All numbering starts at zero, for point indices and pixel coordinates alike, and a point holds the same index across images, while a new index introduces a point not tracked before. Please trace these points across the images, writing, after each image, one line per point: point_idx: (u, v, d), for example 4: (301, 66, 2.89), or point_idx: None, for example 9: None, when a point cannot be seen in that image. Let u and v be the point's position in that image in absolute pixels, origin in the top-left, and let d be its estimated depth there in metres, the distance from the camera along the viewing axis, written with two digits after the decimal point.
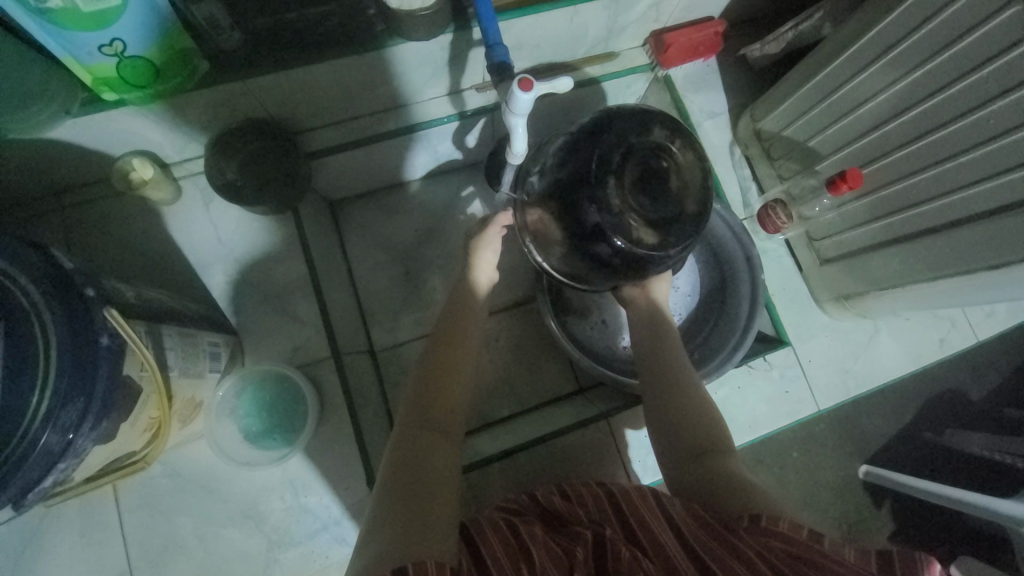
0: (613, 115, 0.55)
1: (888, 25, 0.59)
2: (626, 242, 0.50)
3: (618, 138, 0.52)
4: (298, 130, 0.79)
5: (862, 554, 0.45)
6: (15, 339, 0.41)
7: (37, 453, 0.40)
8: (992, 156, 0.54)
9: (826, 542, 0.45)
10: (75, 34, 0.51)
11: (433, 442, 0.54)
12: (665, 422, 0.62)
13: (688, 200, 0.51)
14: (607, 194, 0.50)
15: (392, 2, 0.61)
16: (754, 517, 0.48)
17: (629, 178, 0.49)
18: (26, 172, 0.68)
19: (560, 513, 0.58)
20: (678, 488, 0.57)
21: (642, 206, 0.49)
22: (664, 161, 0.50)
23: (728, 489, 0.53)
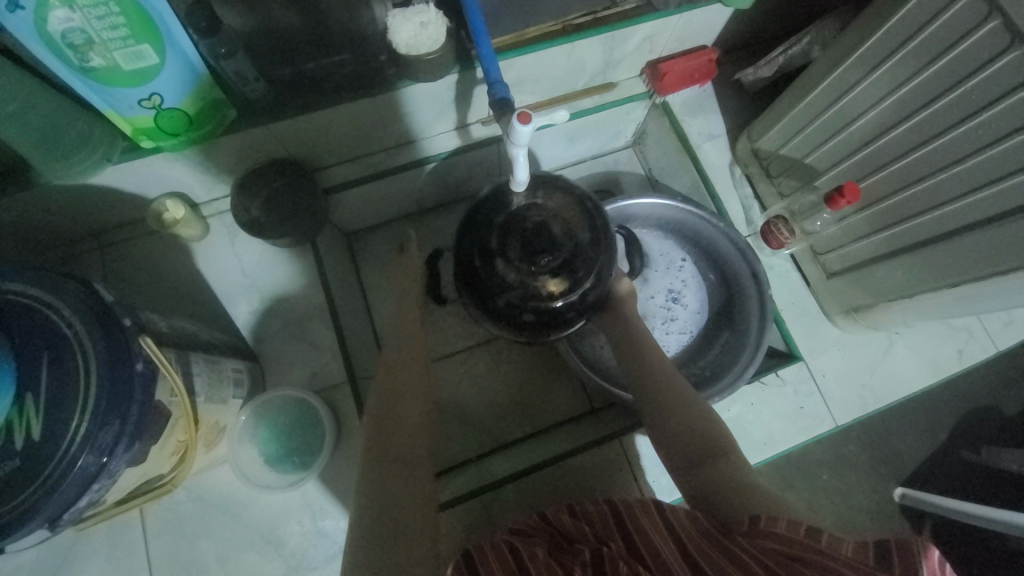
0: (482, 201, 0.67)
1: (871, 46, 0.62)
2: (543, 299, 0.63)
3: (489, 222, 0.65)
4: (317, 168, 0.85)
5: (858, 543, 0.43)
6: (60, 367, 0.44)
7: (75, 472, 0.43)
8: (984, 166, 0.55)
9: (823, 536, 0.44)
10: (119, 90, 0.57)
11: (400, 467, 0.53)
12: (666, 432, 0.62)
13: (575, 235, 0.65)
14: (504, 275, 0.63)
15: (402, 47, 0.66)
16: (754, 519, 0.49)
17: (516, 250, 0.63)
18: (69, 215, 0.74)
19: (568, 533, 0.58)
20: (692, 495, 0.57)
21: (541, 267, 0.63)
22: (533, 219, 0.64)
23: (729, 495, 0.54)
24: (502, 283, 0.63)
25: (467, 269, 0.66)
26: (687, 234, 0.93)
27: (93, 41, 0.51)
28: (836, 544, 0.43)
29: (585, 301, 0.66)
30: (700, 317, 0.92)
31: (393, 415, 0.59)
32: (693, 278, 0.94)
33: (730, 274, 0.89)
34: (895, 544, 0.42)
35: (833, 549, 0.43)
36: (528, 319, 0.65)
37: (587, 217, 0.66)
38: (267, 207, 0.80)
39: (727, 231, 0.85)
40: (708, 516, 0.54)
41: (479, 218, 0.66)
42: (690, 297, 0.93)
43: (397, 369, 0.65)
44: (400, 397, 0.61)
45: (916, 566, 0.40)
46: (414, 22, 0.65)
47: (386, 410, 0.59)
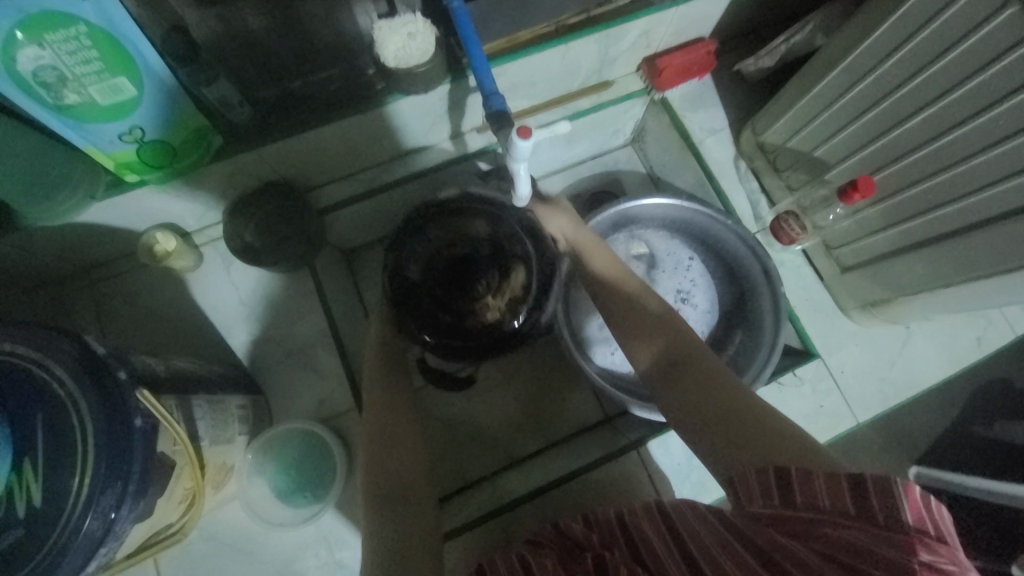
0: (399, 298, 0.69)
1: (881, 34, 0.59)
2: (527, 285, 0.68)
3: (426, 310, 0.69)
4: (310, 188, 0.82)
5: (831, 482, 0.43)
6: (55, 429, 0.42)
7: (78, 540, 0.41)
8: (1008, 156, 0.53)
9: (793, 477, 0.45)
10: (97, 126, 0.55)
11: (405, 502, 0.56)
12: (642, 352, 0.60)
13: (483, 238, 0.71)
14: (485, 318, 0.68)
15: (390, 62, 0.64)
16: (731, 479, 0.49)
17: (455, 295, 0.70)
18: (58, 254, 0.71)
19: (574, 539, 0.58)
20: (689, 409, 0.54)
21: (491, 282, 0.70)
22: (445, 260, 0.72)
23: (727, 423, 0.51)
24: (480, 324, 0.68)
25: (473, 351, 0.67)
26: (693, 233, 0.90)
27: (67, 77, 0.49)
28: (812, 492, 0.44)
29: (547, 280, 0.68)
30: (710, 316, 0.90)
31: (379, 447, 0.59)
32: (703, 278, 0.91)
33: (741, 272, 0.86)
34: (871, 484, 0.42)
35: (811, 499, 0.44)
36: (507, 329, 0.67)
37: (493, 217, 0.70)
38: (261, 233, 0.77)
39: (735, 228, 0.82)
40: (706, 428, 0.52)
41: (414, 312, 0.69)
42: (699, 297, 0.91)
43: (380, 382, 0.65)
44: (385, 432, 0.61)
45: (895, 507, 0.40)
46: (401, 33, 0.63)
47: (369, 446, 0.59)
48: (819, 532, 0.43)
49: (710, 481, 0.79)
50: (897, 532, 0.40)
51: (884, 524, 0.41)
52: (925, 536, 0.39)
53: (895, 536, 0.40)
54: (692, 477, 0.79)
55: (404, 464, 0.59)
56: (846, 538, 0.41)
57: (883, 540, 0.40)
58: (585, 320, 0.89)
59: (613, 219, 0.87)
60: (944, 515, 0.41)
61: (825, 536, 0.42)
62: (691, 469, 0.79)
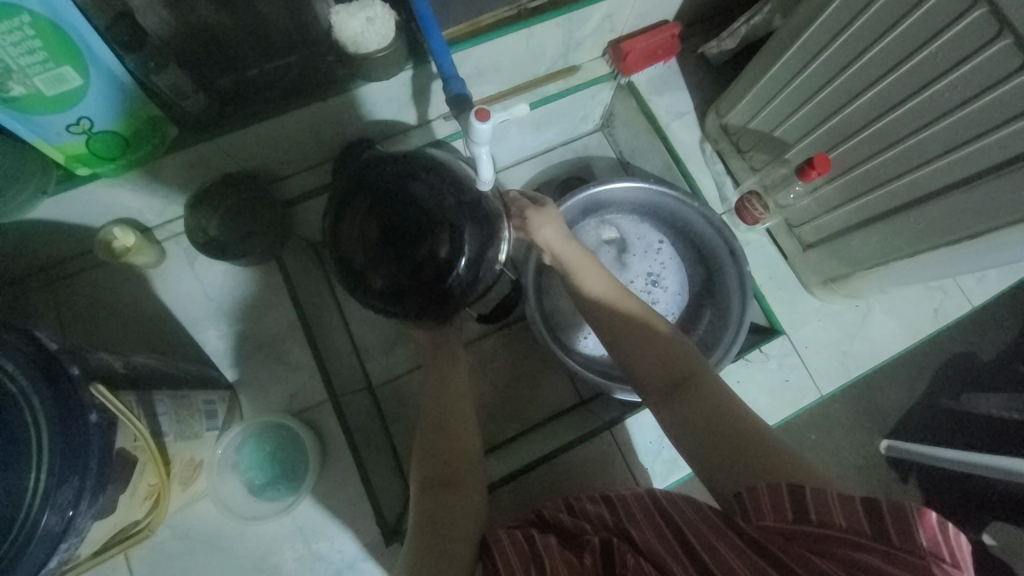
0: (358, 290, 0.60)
1: (832, 13, 0.61)
2: (441, 197, 0.59)
3: (383, 285, 0.58)
4: (275, 180, 0.81)
5: (848, 505, 0.44)
6: (8, 428, 0.41)
7: (38, 537, 0.40)
8: (952, 129, 0.55)
9: (807, 494, 0.46)
10: (43, 118, 0.53)
11: (456, 488, 0.60)
12: (644, 360, 0.60)
13: (376, 189, 0.60)
14: (430, 257, 0.57)
15: (349, 48, 0.63)
16: (738, 494, 0.51)
17: (390, 257, 0.58)
18: (9, 253, 0.69)
19: (566, 526, 0.59)
20: (694, 420, 0.56)
21: (411, 221, 0.58)
22: (362, 229, 0.59)
23: (733, 449, 0.53)
24: (434, 266, 0.57)
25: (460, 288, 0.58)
26: (663, 215, 0.91)
27: (11, 69, 0.47)
28: (827, 510, 0.45)
29: (490, 217, 0.61)
30: (681, 298, 0.91)
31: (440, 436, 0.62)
32: (671, 259, 0.93)
33: (708, 253, 0.88)
34: (886, 506, 0.43)
35: (826, 517, 0.44)
36: (461, 277, 0.58)
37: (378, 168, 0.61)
38: (224, 225, 0.76)
39: (701, 209, 0.84)
40: (708, 441, 0.54)
41: (378, 287, 0.58)
42: (671, 279, 0.92)
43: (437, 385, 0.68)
44: (444, 428, 0.63)
45: (910, 530, 0.42)
46: (359, 18, 0.61)
47: (432, 442, 0.62)
48: (835, 552, 0.43)
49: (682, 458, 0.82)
50: (911, 554, 0.41)
51: (899, 545, 0.42)
52: (941, 562, 0.40)
53: (912, 559, 0.41)
54: (664, 455, 0.81)
55: (453, 467, 0.61)
56: (863, 559, 0.42)
57: (900, 565, 0.41)
58: (556, 304, 0.90)
59: (583, 204, 0.88)
60: (962, 544, 0.42)
61: (841, 557, 0.43)
62: (663, 447, 0.81)
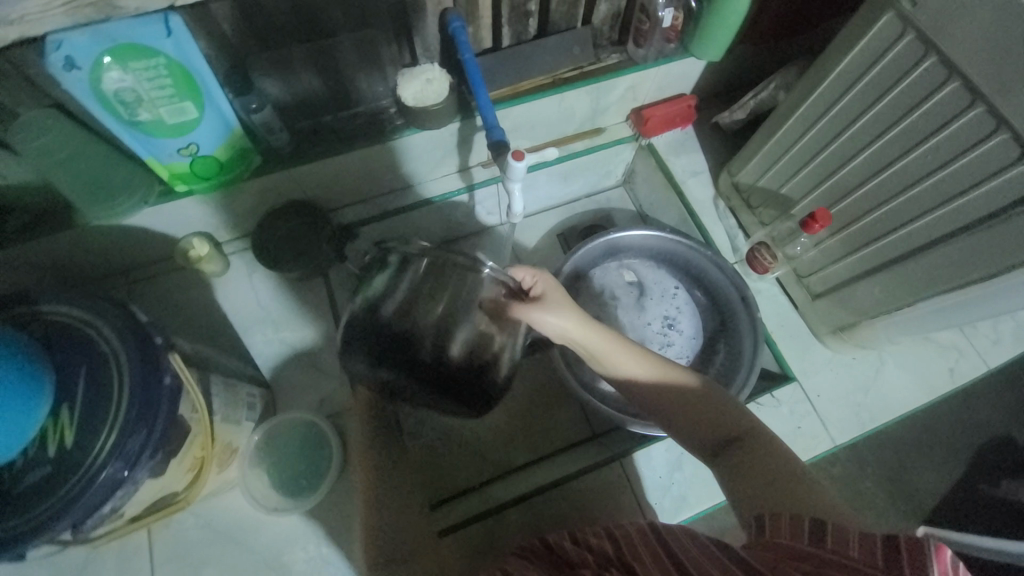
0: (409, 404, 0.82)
1: (827, 87, 0.70)
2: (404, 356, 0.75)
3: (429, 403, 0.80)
4: (330, 209, 0.92)
5: (865, 537, 0.42)
6: (96, 381, 0.48)
7: (102, 479, 0.46)
8: (939, 186, 0.61)
9: (828, 528, 0.44)
10: (162, 141, 0.65)
11: (410, 523, 0.59)
12: (693, 418, 0.60)
13: None
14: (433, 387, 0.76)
15: (409, 101, 0.75)
16: (763, 522, 0.50)
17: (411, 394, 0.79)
18: (105, 253, 0.80)
19: (565, 555, 0.55)
20: (743, 474, 0.55)
21: None
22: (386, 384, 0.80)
23: (779, 495, 0.51)
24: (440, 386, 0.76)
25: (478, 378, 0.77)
26: (678, 262, 0.97)
27: (142, 98, 0.60)
28: (844, 541, 0.42)
29: None
30: (695, 342, 0.94)
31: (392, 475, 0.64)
32: (687, 305, 0.97)
33: (721, 301, 0.93)
34: (902, 540, 0.40)
35: (841, 547, 0.42)
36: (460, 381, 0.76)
37: None
38: (282, 244, 0.86)
39: (714, 257, 0.90)
40: (757, 495, 0.53)
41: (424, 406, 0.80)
42: (685, 323, 0.96)
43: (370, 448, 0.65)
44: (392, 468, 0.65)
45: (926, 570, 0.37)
46: (419, 79, 0.75)
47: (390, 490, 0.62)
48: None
49: (690, 496, 0.80)
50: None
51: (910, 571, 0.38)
52: None
53: None
54: (672, 492, 0.80)
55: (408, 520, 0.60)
56: None
57: None
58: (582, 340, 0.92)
59: (603, 248, 0.96)
60: None
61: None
62: (673, 485, 0.81)
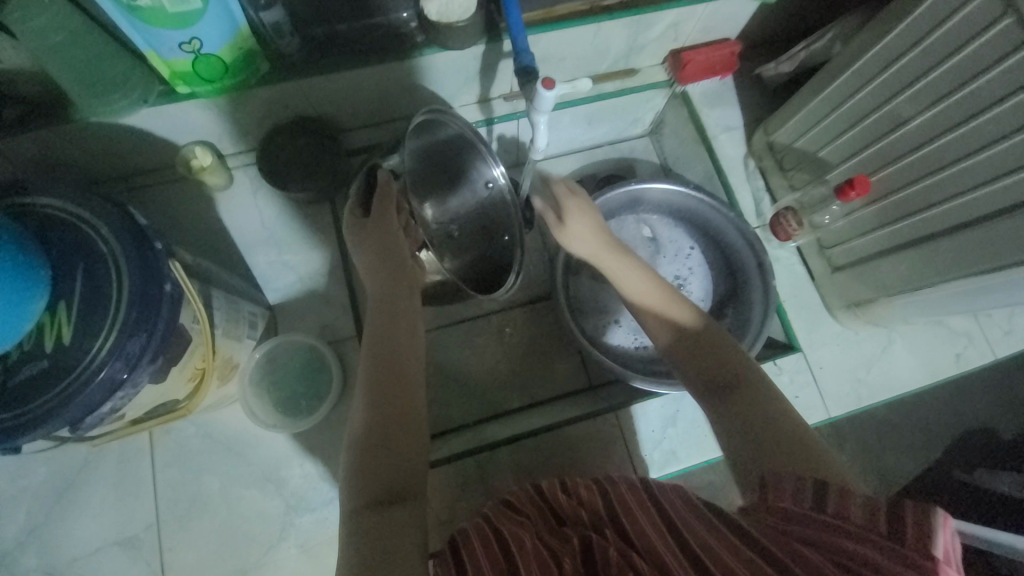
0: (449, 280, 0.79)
1: (890, 41, 0.64)
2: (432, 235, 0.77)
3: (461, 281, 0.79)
4: (341, 130, 0.87)
5: (868, 505, 0.41)
6: (93, 282, 0.47)
7: (100, 379, 0.45)
8: (991, 162, 0.57)
9: (830, 491, 0.43)
10: (162, 32, 0.60)
11: (399, 441, 0.51)
12: (702, 368, 0.58)
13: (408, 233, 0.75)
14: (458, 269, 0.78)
15: (432, 15, 0.70)
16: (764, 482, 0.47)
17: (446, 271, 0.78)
18: (104, 155, 0.77)
19: (562, 511, 0.57)
20: (750, 438, 0.51)
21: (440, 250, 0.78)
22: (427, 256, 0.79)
23: (788, 454, 0.49)
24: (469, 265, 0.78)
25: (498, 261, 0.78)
26: (697, 222, 0.94)
27: None
28: (845, 507, 0.41)
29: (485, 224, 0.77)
30: (703, 304, 0.93)
31: (382, 428, 0.51)
32: (699, 266, 0.95)
33: (735, 266, 0.91)
34: (909, 510, 0.39)
35: (842, 512, 0.41)
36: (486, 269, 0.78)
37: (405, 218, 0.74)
38: (289, 163, 0.82)
39: (735, 219, 0.87)
40: (759, 455, 0.50)
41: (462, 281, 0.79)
42: (695, 285, 0.94)
43: (375, 359, 0.57)
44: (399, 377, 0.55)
45: (927, 536, 0.38)
46: None
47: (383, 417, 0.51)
48: (835, 545, 0.40)
49: (681, 451, 0.82)
50: (921, 556, 0.37)
51: (909, 545, 0.38)
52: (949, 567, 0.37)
53: (923, 564, 0.37)
54: (663, 445, 0.82)
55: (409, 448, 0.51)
56: (870, 557, 0.38)
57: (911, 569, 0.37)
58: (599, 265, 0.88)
59: (623, 199, 0.91)
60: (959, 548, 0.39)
61: (842, 551, 0.39)
62: (664, 438, 0.82)
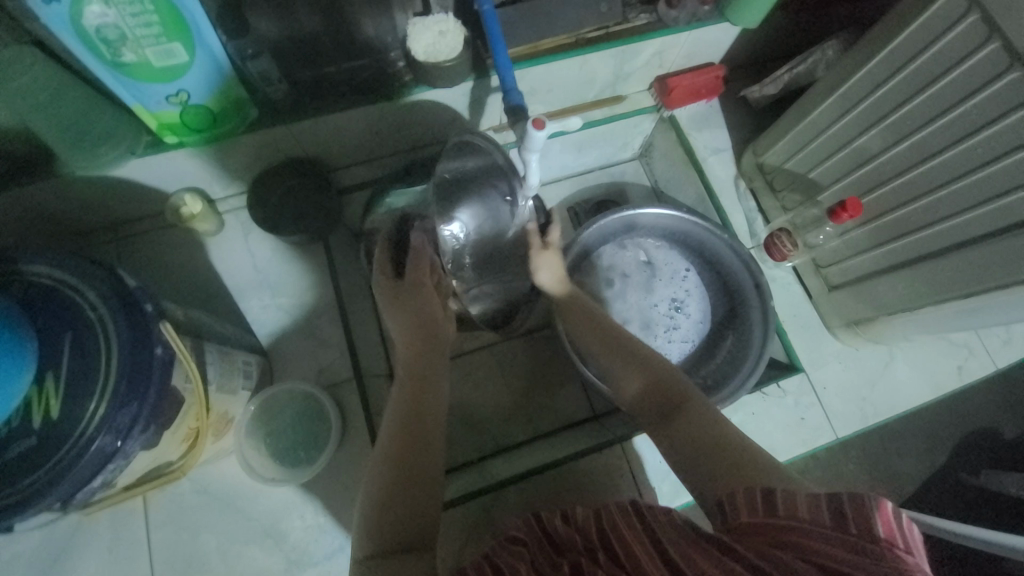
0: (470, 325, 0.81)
1: (874, 66, 0.65)
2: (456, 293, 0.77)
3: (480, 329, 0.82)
4: (332, 169, 0.87)
5: (813, 499, 0.40)
6: (82, 351, 0.45)
7: (91, 452, 0.44)
8: (983, 183, 0.57)
9: (777, 497, 0.43)
10: (148, 86, 0.60)
11: (414, 454, 0.55)
12: (648, 381, 0.63)
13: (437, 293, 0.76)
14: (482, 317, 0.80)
15: (419, 55, 0.69)
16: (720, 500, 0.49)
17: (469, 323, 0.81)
18: (91, 206, 0.75)
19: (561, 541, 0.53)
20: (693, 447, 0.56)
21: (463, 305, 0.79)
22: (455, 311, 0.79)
23: (720, 457, 0.53)
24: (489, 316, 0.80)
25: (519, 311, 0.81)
26: (692, 244, 0.94)
27: (127, 37, 0.53)
28: (792, 506, 0.41)
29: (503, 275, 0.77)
30: (702, 326, 0.92)
31: (404, 487, 0.53)
32: (697, 287, 0.94)
33: (733, 286, 0.91)
34: (843, 495, 0.39)
35: (791, 512, 0.41)
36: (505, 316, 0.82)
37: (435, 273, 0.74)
38: (280, 205, 0.81)
39: (730, 241, 0.87)
40: (701, 467, 0.54)
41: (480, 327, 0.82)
42: (693, 306, 0.94)
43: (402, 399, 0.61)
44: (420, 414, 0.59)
45: (867, 519, 0.37)
46: (432, 31, 0.68)
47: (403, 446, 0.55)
48: (795, 546, 0.39)
49: None
50: (867, 542, 0.36)
51: (855, 534, 0.37)
52: (895, 549, 0.36)
53: (868, 549, 0.36)
54: (671, 477, 0.81)
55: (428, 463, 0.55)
56: (822, 551, 0.38)
57: (859, 556, 0.36)
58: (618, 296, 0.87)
59: (617, 225, 0.92)
60: (919, 535, 0.37)
61: (801, 551, 0.38)
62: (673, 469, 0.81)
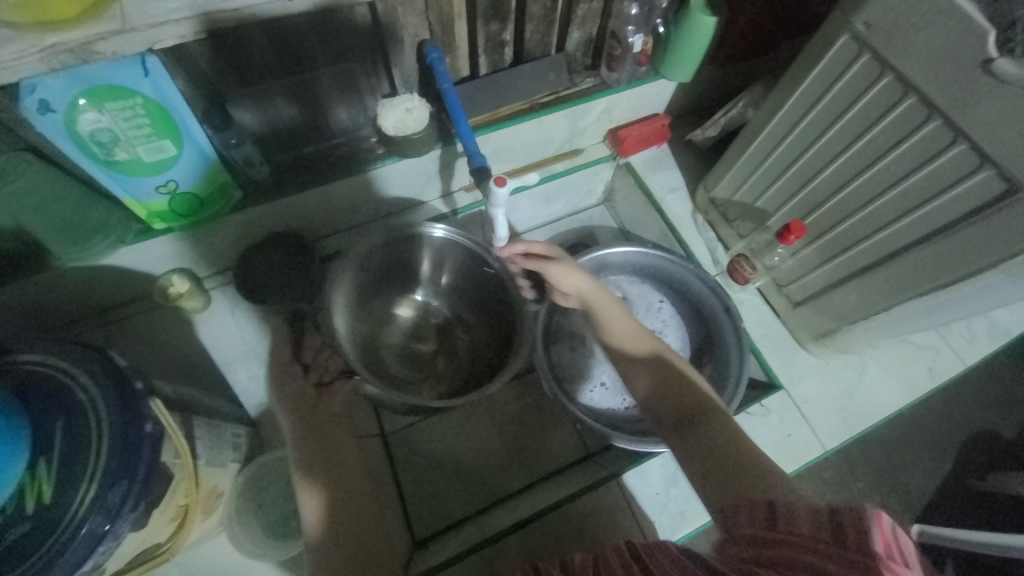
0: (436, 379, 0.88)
1: (789, 107, 0.73)
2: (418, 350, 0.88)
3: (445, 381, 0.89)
4: (312, 239, 0.91)
5: (813, 512, 0.40)
6: (74, 433, 0.46)
7: (82, 534, 0.44)
8: (904, 196, 0.64)
9: (780, 511, 0.42)
10: (139, 180, 0.65)
11: (343, 515, 0.61)
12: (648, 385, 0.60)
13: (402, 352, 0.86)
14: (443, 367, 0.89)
15: (390, 130, 0.76)
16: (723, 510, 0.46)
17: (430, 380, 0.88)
18: (80, 295, 0.78)
19: None
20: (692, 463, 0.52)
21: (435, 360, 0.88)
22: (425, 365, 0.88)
23: (735, 478, 0.47)
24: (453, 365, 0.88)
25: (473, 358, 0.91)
26: (663, 277, 0.99)
27: (119, 137, 0.59)
28: (791, 518, 0.41)
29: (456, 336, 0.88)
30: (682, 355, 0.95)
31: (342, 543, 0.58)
32: (672, 317, 0.98)
33: (705, 312, 0.95)
34: (846, 513, 0.38)
35: (790, 525, 0.40)
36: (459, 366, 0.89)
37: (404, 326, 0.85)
38: (265, 277, 0.85)
39: (696, 270, 0.92)
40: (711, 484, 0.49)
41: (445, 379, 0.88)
42: (671, 336, 0.97)
43: (313, 451, 0.64)
44: (335, 466, 0.64)
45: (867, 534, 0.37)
46: (399, 109, 0.76)
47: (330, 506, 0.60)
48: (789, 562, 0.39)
49: (688, 511, 0.81)
50: (865, 557, 0.36)
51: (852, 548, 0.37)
52: (892, 562, 0.35)
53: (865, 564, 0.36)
54: (670, 509, 0.80)
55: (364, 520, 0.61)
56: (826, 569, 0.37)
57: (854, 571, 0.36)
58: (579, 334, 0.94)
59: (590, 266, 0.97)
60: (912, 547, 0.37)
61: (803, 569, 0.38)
62: (670, 501, 0.81)
